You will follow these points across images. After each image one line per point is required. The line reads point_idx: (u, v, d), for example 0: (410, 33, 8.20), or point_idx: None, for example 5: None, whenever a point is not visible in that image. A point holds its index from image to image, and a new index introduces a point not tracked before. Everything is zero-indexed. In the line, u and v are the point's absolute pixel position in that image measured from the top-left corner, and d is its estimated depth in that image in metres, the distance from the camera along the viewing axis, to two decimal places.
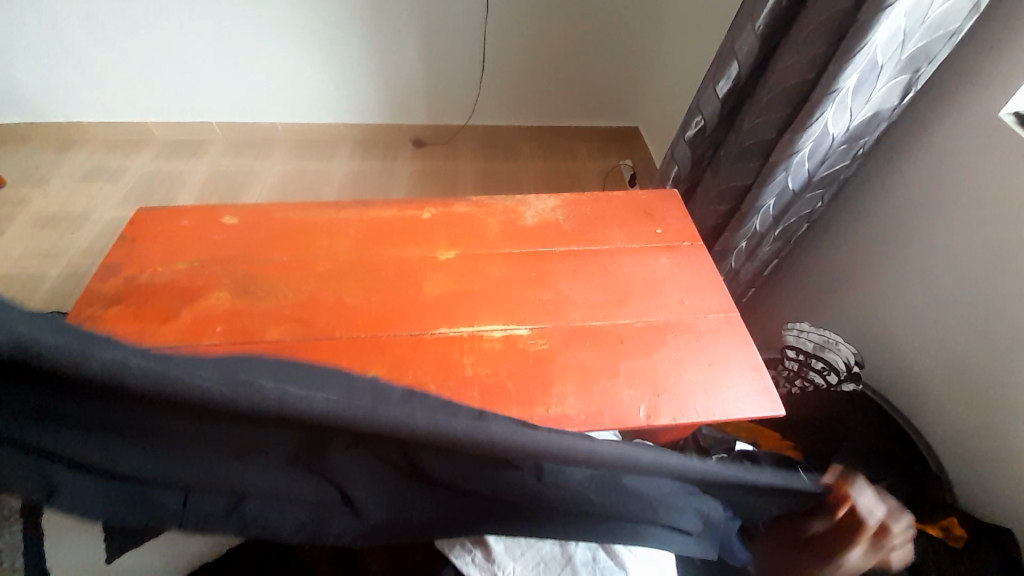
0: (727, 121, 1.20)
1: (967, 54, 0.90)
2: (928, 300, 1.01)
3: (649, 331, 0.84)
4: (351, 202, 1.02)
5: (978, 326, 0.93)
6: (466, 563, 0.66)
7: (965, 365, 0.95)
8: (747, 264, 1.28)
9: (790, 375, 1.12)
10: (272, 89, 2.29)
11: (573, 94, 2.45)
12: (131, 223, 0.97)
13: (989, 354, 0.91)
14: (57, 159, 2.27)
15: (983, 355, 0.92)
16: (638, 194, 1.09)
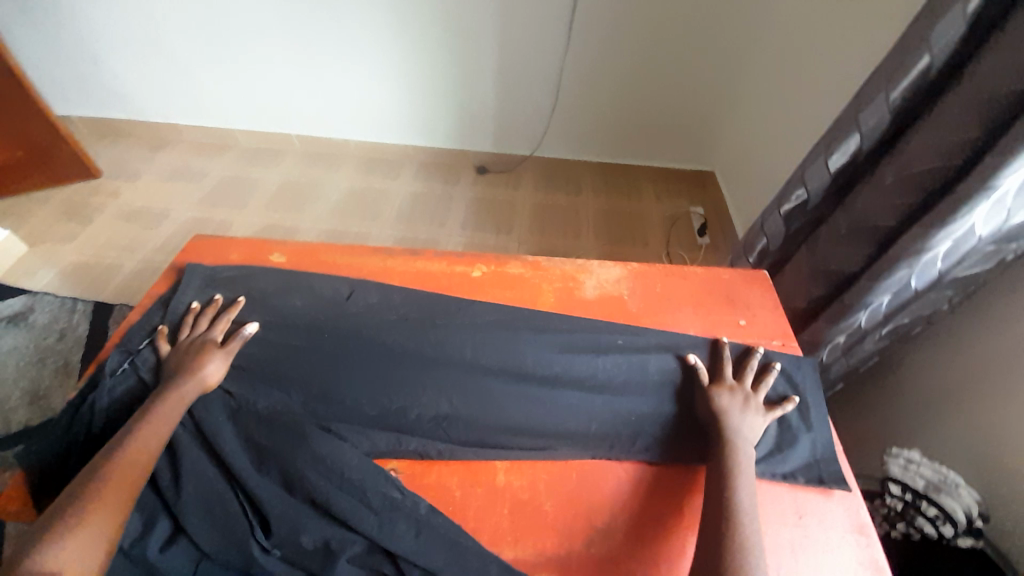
0: (835, 196, 1.03)
1: None
2: None
3: None
4: (402, 248, 0.96)
5: None
6: None
7: None
8: (841, 359, 1.09)
9: (890, 515, 0.91)
10: (348, 107, 2.35)
11: (646, 134, 2.32)
12: (186, 247, 0.96)
13: None
14: (152, 157, 2.44)
15: None
16: (719, 271, 0.95)
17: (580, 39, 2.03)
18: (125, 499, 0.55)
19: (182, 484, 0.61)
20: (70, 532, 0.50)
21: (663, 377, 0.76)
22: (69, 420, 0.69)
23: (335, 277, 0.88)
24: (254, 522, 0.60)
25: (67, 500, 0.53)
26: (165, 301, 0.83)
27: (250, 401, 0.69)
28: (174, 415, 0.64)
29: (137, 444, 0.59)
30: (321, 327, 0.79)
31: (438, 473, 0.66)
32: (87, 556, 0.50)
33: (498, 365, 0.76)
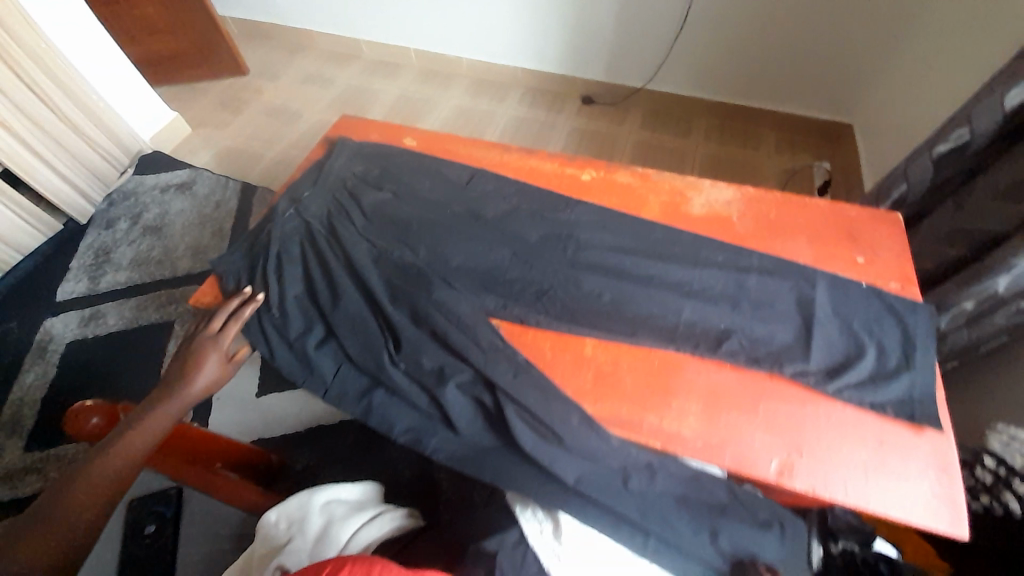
0: (1007, 142, 0.90)
1: None
2: None
3: (811, 377, 0.69)
4: (518, 147, 1.01)
5: None
6: (534, 530, 0.60)
7: None
8: (963, 331, 0.99)
9: (975, 488, 0.86)
10: (467, 22, 2.34)
11: (780, 75, 2.08)
12: (335, 124, 1.09)
13: None
14: (289, 60, 2.67)
15: None
16: (844, 208, 0.89)
17: None
18: (107, 481, 0.64)
19: (339, 304, 0.76)
20: (65, 500, 0.62)
21: (762, 297, 0.76)
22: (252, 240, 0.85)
23: (456, 163, 0.96)
24: (388, 342, 0.74)
25: (81, 466, 0.65)
26: (321, 161, 0.96)
27: (386, 251, 0.80)
28: (171, 411, 0.72)
29: (134, 428, 0.69)
30: (442, 202, 0.88)
31: (534, 335, 0.75)
32: (75, 519, 0.61)
33: (599, 261, 0.81)
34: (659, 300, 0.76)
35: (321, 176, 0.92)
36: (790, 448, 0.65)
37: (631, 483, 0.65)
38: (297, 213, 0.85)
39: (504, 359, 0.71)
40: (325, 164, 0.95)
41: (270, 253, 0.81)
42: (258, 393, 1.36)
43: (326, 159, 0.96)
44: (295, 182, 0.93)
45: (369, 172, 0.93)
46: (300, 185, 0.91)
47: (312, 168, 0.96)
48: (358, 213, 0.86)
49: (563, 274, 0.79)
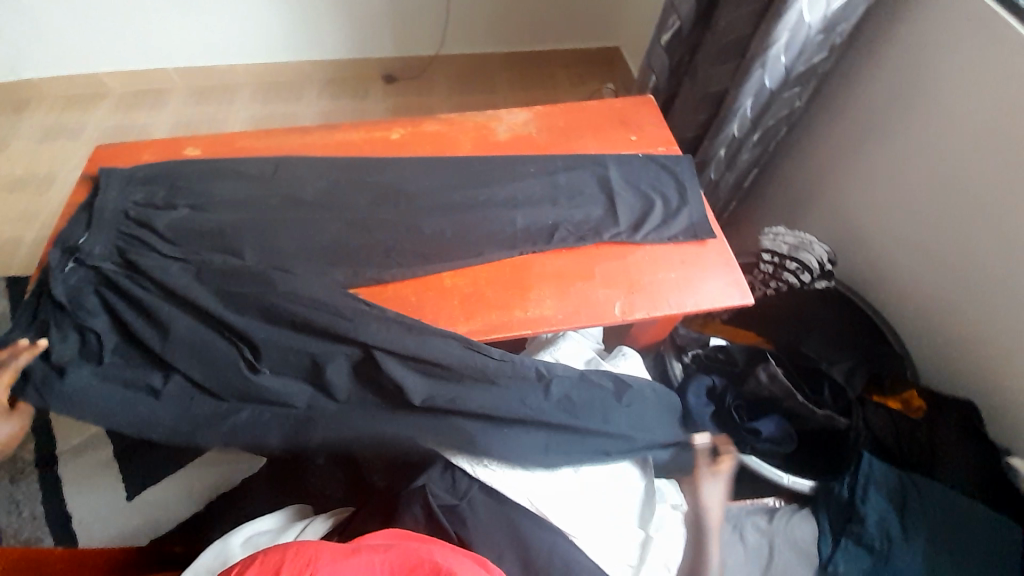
0: (703, 20, 1.15)
1: None
2: (906, 191, 1.01)
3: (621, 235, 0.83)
4: (316, 126, 0.99)
5: (962, 215, 0.92)
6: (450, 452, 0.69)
7: (948, 254, 0.96)
8: (726, 174, 1.26)
9: (766, 277, 1.12)
10: (227, 27, 2.12)
11: (547, 15, 2.30)
12: (92, 161, 0.94)
13: (972, 241, 0.91)
14: (9, 119, 2.14)
15: (966, 246, 0.92)
16: (612, 101, 1.06)
17: None
18: None
19: (174, 335, 0.71)
20: None
21: (573, 188, 0.89)
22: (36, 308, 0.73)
23: (255, 159, 0.91)
24: (247, 349, 0.72)
25: None
26: (87, 199, 0.83)
27: (205, 265, 0.75)
28: None
29: None
30: (255, 199, 0.84)
31: (394, 288, 0.78)
32: None
33: (430, 205, 0.85)
34: (494, 218, 0.84)
35: (92, 214, 0.80)
36: (623, 291, 0.79)
37: (530, 401, 0.72)
38: (80, 264, 0.75)
39: (367, 319, 0.73)
40: (92, 201, 0.82)
41: (66, 318, 0.71)
42: (129, 495, 1.14)
43: (91, 196, 0.83)
44: (63, 231, 0.80)
45: (154, 194, 0.84)
46: (72, 232, 0.79)
47: (78, 212, 0.82)
48: (159, 238, 0.78)
49: (403, 226, 0.82)
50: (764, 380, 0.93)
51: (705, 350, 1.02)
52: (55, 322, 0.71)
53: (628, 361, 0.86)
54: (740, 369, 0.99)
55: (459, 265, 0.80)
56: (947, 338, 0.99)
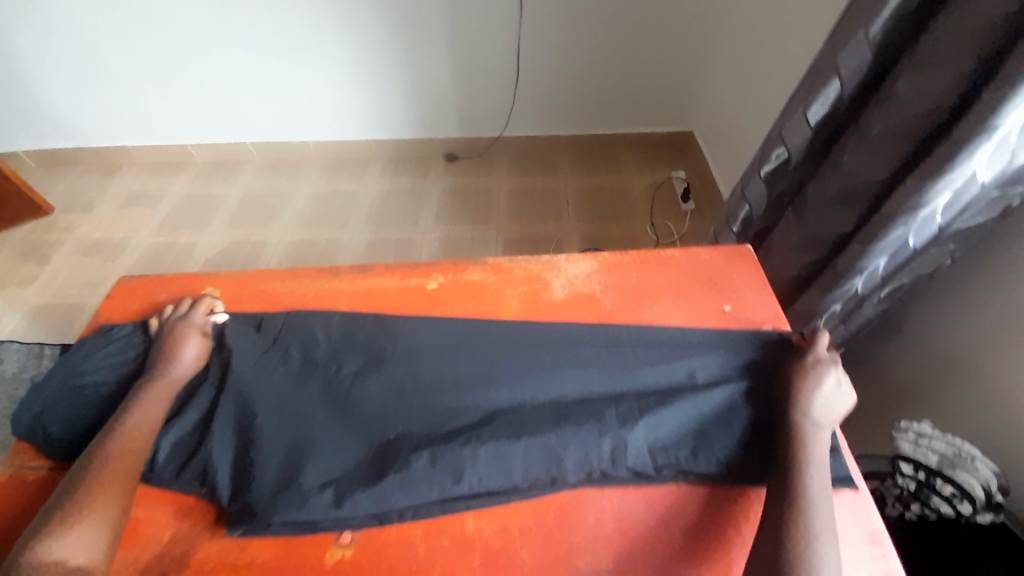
0: (817, 151, 0.94)
1: None
2: None
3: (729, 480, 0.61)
4: (348, 267, 0.87)
5: None
6: None
7: None
8: (839, 328, 1.00)
9: (903, 496, 0.83)
10: (304, 110, 2.17)
11: (618, 103, 2.18)
12: (107, 297, 0.87)
13: None
14: (104, 186, 2.27)
15: None
16: (698, 250, 0.86)
17: (534, 15, 1.88)
18: None
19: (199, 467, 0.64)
20: None
21: (644, 383, 0.68)
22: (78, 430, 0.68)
23: (266, 312, 0.80)
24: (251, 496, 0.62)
25: None
26: (102, 342, 0.76)
27: (201, 461, 0.64)
28: None
29: None
30: (263, 374, 0.71)
31: (399, 525, 0.59)
32: None
33: (453, 400, 0.68)
34: (539, 421, 0.64)
35: (112, 365, 0.73)
36: (723, 571, 0.57)
37: (646, 459, 0.62)
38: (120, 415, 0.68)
39: (375, 563, 0.57)
40: (107, 348, 0.75)
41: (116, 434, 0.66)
42: None
43: (107, 339, 0.77)
44: (77, 370, 0.73)
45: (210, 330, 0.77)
46: (95, 375, 0.72)
47: (87, 357, 0.74)
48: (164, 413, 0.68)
49: (418, 430, 0.65)
50: None
51: None
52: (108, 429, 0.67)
53: None
54: None
55: (485, 493, 0.60)
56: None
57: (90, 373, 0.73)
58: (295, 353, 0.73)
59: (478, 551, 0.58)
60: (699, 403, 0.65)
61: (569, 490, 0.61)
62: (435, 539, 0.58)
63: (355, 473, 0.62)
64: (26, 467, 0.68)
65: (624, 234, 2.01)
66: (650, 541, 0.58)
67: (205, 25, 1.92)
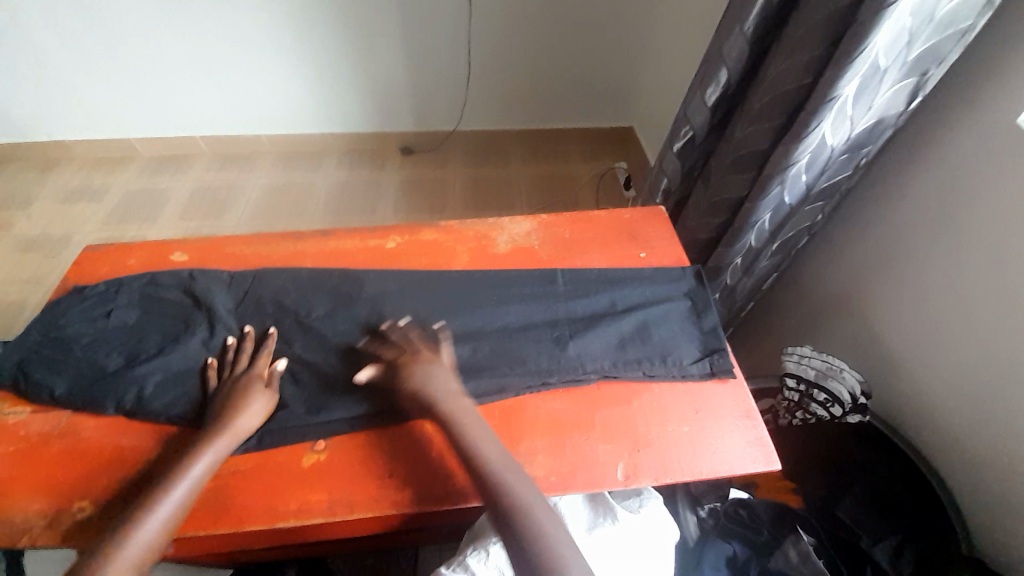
0: (718, 130, 1.12)
1: (975, 67, 0.82)
2: (936, 324, 0.91)
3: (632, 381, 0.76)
4: (311, 231, 0.96)
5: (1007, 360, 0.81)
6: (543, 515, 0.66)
7: (994, 404, 0.83)
8: (744, 280, 1.18)
9: (791, 406, 1.01)
10: (260, 106, 2.20)
11: (563, 98, 2.34)
12: (76, 264, 0.91)
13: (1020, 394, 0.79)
14: (42, 181, 2.19)
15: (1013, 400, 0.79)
16: (621, 211, 1.01)
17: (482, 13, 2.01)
18: None
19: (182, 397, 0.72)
20: None
21: (572, 310, 0.82)
22: (65, 376, 0.74)
23: (235, 270, 0.87)
24: None
25: None
26: (79, 300, 0.82)
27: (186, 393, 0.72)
28: None
29: None
30: (239, 322, 0.79)
31: (367, 432, 0.70)
32: None
33: (412, 333, 0.78)
34: (485, 342, 0.77)
35: (91, 318, 0.79)
36: (626, 448, 0.71)
37: (573, 366, 0.75)
38: (105, 362, 0.75)
39: (349, 461, 0.67)
40: (85, 305, 0.81)
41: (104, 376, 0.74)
42: None
43: (83, 297, 0.82)
44: (59, 324, 0.79)
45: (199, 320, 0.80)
46: (76, 327, 0.78)
47: (67, 313, 0.80)
48: (149, 355, 0.76)
49: (381, 359, 0.75)
50: (794, 559, 0.82)
51: (725, 504, 0.92)
52: (97, 372, 0.74)
53: (645, 508, 0.67)
54: (763, 539, 0.87)
55: None
56: (990, 489, 0.85)
57: (72, 326, 0.78)
58: (268, 302, 0.82)
59: (436, 447, 0.69)
60: (617, 325, 0.79)
61: (512, 396, 0.73)
62: (399, 440, 0.69)
63: (328, 393, 0.72)
64: (5, 413, 0.73)
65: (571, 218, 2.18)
66: (576, 430, 0.71)
67: (155, 19, 1.92)
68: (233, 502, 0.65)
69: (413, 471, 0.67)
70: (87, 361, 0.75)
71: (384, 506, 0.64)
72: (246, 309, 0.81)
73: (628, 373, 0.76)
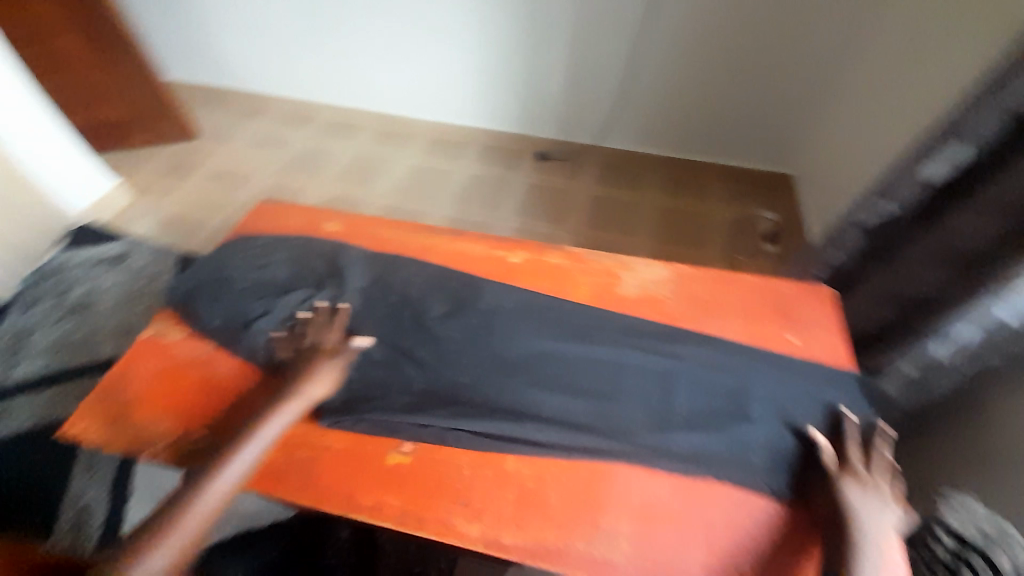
0: (923, 213, 0.93)
1: None
2: None
3: (747, 493, 0.65)
4: (445, 228, 0.98)
5: None
6: None
7: None
8: (915, 398, 0.94)
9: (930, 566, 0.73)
10: (426, 92, 2.35)
11: (719, 135, 2.16)
12: (252, 214, 1.04)
13: None
14: (244, 124, 2.48)
15: None
16: (775, 281, 0.87)
17: (657, 36, 1.93)
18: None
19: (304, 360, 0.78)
20: None
21: (696, 383, 0.73)
22: (222, 312, 0.84)
23: (373, 252, 0.93)
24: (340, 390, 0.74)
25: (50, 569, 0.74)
26: (247, 248, 0.93)
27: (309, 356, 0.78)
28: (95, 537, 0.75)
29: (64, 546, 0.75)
30: (365, 303, 0.84)
31: (453, 449, 0.68)
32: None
33: (517, 358, 0.76)
34: (592, 389, 0.72)
35: (252, 266, 0.90)
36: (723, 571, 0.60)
37: (682, 449, 0.67)
38: (253, 309, 0.84)
39: (429, 471, 0.67)
40: (250, 253, 0.92)
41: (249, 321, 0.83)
42: None
43: (250, 246, 0.94)
44: (228, 265, 0.90)
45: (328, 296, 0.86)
46: (240, 271, 0.89)
47: (235, 257, 0.92)
48: (287, 312, 0.83)
49: (483, 375, 0.74)
50: None
51: None
52: (245, 316, 0.83)
53: None
54: None
55: (531, 439, 0.68)
56: None
57: (237, 269, 0.90)
58: (394, 290, 0.86)
59: (516, 486, 0.65)
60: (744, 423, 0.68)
61: (607, 458, 0.67)
62: (481, 468, 0.66)
63: (426, 395, 0.72)
64: (169, 331, 0.84)
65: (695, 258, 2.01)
66: (671, 523, 0.63)
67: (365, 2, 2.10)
68: (320, 478, 0.67)
69: (487, 505, 0.64)
70: (240, 304, 0.85)
71: (450, 537, 0.62)
72: (375, 291, 0.86)
73: (744, 482, 0.65)
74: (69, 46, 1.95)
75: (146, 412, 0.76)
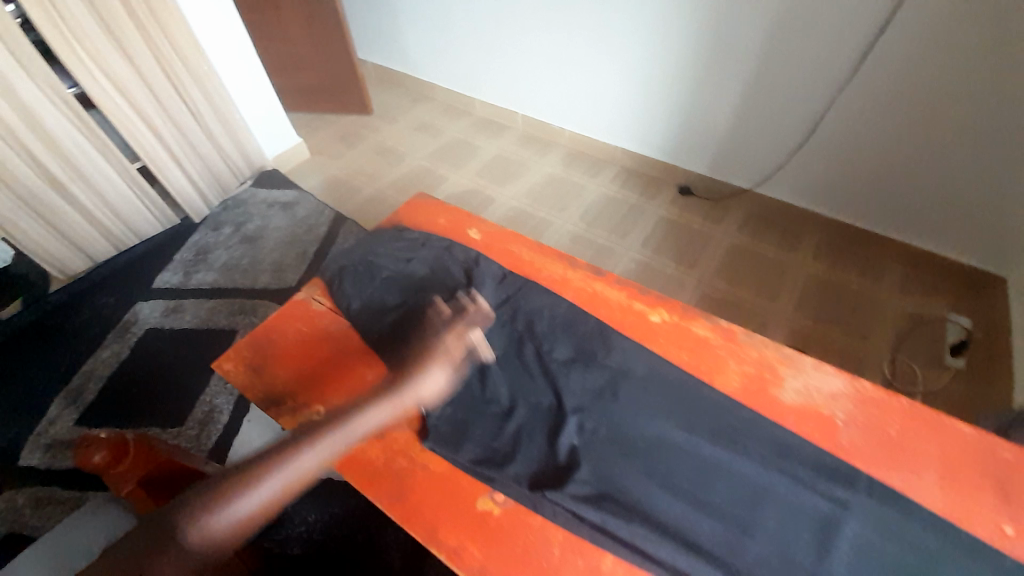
0: None
1: None
2: None
3: None
4: (585, 263, 0.93)
5: None
6: None
7: None
8: None
9: None
10: (577, 101, 2.16)
11: (929, 202, 1.58)
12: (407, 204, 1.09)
13: None
14: (408, 108, 2.69)
15: None
16: (992, 437, 0.66)
17: (876, 60, 1.41)
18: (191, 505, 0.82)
19: None
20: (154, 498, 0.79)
21: (854, 544, 0.59)
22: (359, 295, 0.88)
23: (510, 272, 0.92)
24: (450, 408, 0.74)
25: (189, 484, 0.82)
26: (397, 237, 0.98)
27: None
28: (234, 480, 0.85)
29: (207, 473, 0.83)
30: (494, 325, 0.84)
31: (545, 522, 0.64)
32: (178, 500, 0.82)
33: (637, 441, 0.69)
34: (721, 505, 0.63)
35: (397, 257, 0.94)
36: None
37: None
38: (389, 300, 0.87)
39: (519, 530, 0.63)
40: (398, 244, 0.96)
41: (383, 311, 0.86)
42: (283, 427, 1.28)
43: (400, 237, 0.98)
44: (375, 250, 0.95)
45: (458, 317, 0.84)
46: (385, 260, 0.93)
47: (384, 244, 0.96)
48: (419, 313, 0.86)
49: (598, 445, 0.69)
50: None
51: None
52: (380, 304, 0.87)
53: None
54: None
55: (635, 540, 0.61)
56: None
57: (383, 256, 0.94)
58: (523, 320, 0.84)
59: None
60: None
61: None
62: (573, 550, 0.61)
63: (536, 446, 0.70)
64: (315, 298, 0.91)
65: (848, 352, 1.55)
66: None
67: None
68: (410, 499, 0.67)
69: None
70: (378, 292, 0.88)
71: None
72: (504, 315, 0.85)
73: None
74: (292, 23, 2.31)
75: (279, 370, 0.82)
